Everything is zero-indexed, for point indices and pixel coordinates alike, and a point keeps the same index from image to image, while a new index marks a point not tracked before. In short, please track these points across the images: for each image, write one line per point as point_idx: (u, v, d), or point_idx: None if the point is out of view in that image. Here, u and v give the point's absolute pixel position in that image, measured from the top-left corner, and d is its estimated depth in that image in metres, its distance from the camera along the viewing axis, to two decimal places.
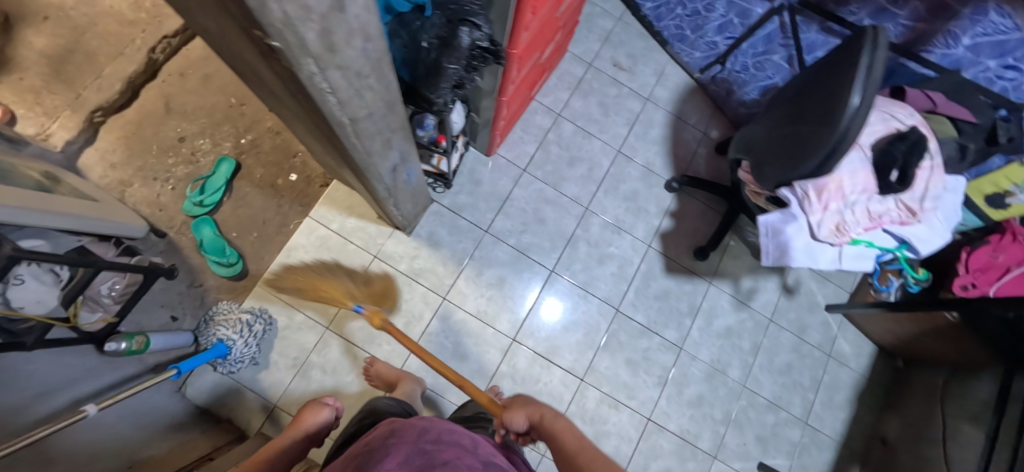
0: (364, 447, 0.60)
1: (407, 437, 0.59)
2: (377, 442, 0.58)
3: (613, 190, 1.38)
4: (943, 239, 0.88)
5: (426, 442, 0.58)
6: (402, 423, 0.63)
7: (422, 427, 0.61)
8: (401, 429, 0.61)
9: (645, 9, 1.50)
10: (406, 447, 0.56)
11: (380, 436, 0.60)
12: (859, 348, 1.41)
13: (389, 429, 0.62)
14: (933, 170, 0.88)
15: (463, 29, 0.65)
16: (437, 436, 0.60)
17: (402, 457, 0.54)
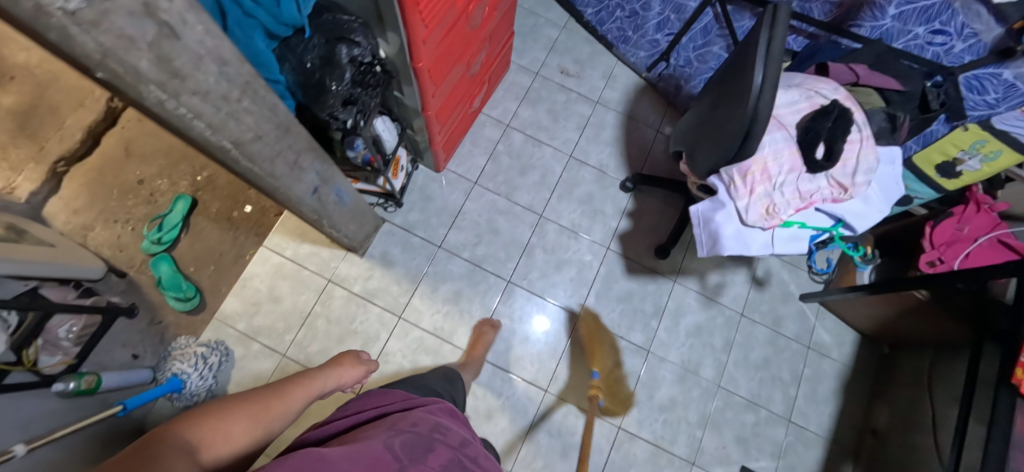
0: (400, 420, 0.54)
1: (449, 444, 0.54)
2: (417, 425, 0.53)
3: (568, 195, 1.37)
4: (881, 213, 0.84)
5: (467, 458, 0.54)
6: (444, 426, 0.58)
7: (463, 439, 0.58)
8: (444, 431, 0.56)
9: (587, 15, 1.51)
10: (449, 453, 0.51)
11: (424, 422, 0.55)
12: (840, 337, 1.35)
13: (428, 420, 0.57)
14: (863, 142, 0.85)
15: (340, 46, 0.67)
16: (474, 457, 0.55)
17: (445, 462, 0.49)
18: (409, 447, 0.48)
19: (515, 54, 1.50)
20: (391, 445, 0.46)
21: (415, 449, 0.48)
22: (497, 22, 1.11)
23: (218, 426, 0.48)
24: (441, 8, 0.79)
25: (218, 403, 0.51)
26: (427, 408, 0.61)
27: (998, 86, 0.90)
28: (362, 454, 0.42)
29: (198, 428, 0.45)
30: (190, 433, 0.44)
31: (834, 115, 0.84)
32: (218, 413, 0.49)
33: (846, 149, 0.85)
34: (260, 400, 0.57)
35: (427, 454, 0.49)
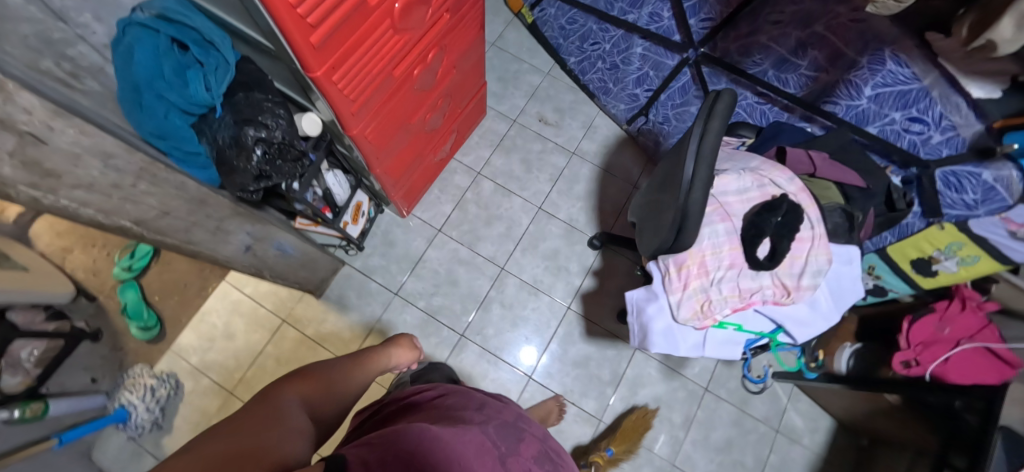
0: (490, 405, 0.64)
1: (535, 434, 0.64)
2: (504, 415, 0.63)
3: (533, 248, 1.35)
4: (826, 322, 0.79)
5: (550, 450, 0.62)
6: (524, 417, 0.67)
7: (542, 434, 0.66)
8: (527, 422, 0.66)
9: (571, 63, 1.49)
10: (535, 444, 0.61)
11: (509, 412, 0.65)
12: (814, 421, 1.26)
13: (512, 409, 0.67)
14: (817, 240, 0.78)
15: (246, 129, 0.69)
16: (554, 448, 0.65)
17: (534, 452, 0.59)
18: (503, 436, 0.57)
19: (494, 100, 1.50)
20: (488, 433, 0.55)
21: (510, 438, 0.58)
22: (457, 80, 1.13)
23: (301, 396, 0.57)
24: (370, 84, 0.80)
25: (294, 378, 0.61)
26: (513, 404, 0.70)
27: (977, 186, 0.81)
28: (471, 438, 0.52)
29: (288, 396, 0.55)
30: (284, 401, 0.53)
31: (781, 211, 0.78)
32: (297, 386, 0.59)
33: (795, 247, 0.79)
34: (333, 375, 0.66)
35: (518, 443, 0.58)
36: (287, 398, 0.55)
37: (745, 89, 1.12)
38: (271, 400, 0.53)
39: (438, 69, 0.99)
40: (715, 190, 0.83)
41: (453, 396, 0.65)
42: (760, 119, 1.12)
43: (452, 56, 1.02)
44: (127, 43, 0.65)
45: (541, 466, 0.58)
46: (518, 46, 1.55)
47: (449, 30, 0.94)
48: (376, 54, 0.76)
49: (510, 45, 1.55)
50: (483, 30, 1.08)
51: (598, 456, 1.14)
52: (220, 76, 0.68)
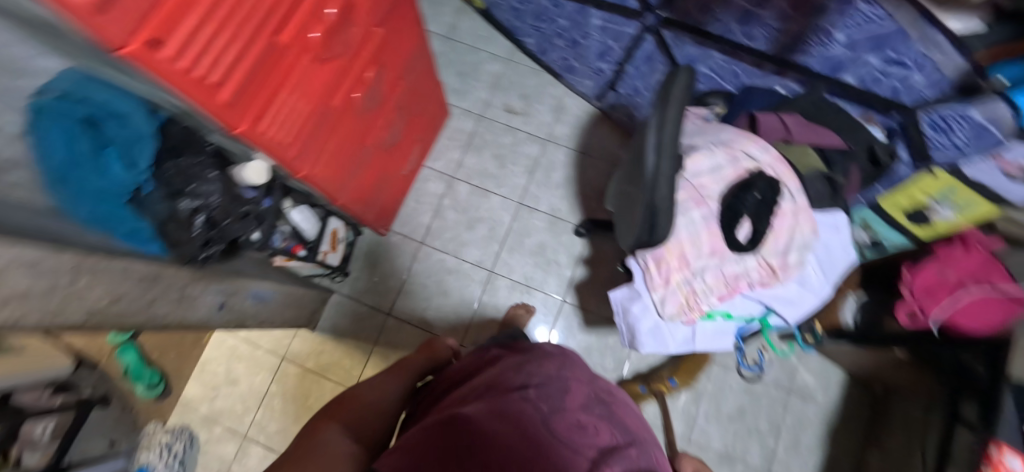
0: (530, 363, 0.61)
1: (581, 379, 0.61)
2: (547, 365, 0.61)
3: (519, 245, 1.33)
4: (814, 297, 0.76)
5: (600, 391, 0.60)
6: (568, 359, 0.65)
7: (591, 375, 0.64)
8: (570, 367, 0.63)
9: (529, 44, 1.42)
10: (583, 390, 0.58)
11: (551, 363, 0.62)
12: (826, 377, 1.24)
13: (555, 359, 0.64)
14: (800, 211, 0.75)
15: (181, 201, 0.72)
16: (606, 385, 0.63)
17: (580, 402, 0.55)
18: (547, 395, 0.54)
19: (457, 96, 1.44)
20: (529, 399, 0.52)
21: (554, 392, 0.55)
22: (408, 92, 1.08)
23: (344, 422, 0.62)
24: (307, 124, 0.76)
25: (334, 409, 0.65)
26: (567, 353, 0.68)
27: (967, 129, 0.72)
28: (502, 411, 0.48)
29: (329, 428, 0.58)
30: (323, 438, 0.55)
31: (758, 188, 0.76)
32: (342, 417, 0.63)
33: (778, 223, 0.75)
34: (364, 395, 0.69)
35: (564, 395, 0.55)
36: (326, 433, 0.57)
37: (713, 51, 1.05)
38: (307, 442, 0.55)
39: (382, 88, 0.94)
40: (687, 172, 0.77)
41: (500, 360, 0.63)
42: (731, 81, 1.08)
43: (396, 69, 0.97)
44: (37, 132, 0.53)
45: (592, 411, 0.55)
46: (472, 35, 1.48)
47: (383, 43, 0.88)
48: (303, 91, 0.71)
49: (463, 35, 1.48)
50: (424, 37, 1.04)
51: (661, 383, 1.20)
52: (143, 150, 0.67)
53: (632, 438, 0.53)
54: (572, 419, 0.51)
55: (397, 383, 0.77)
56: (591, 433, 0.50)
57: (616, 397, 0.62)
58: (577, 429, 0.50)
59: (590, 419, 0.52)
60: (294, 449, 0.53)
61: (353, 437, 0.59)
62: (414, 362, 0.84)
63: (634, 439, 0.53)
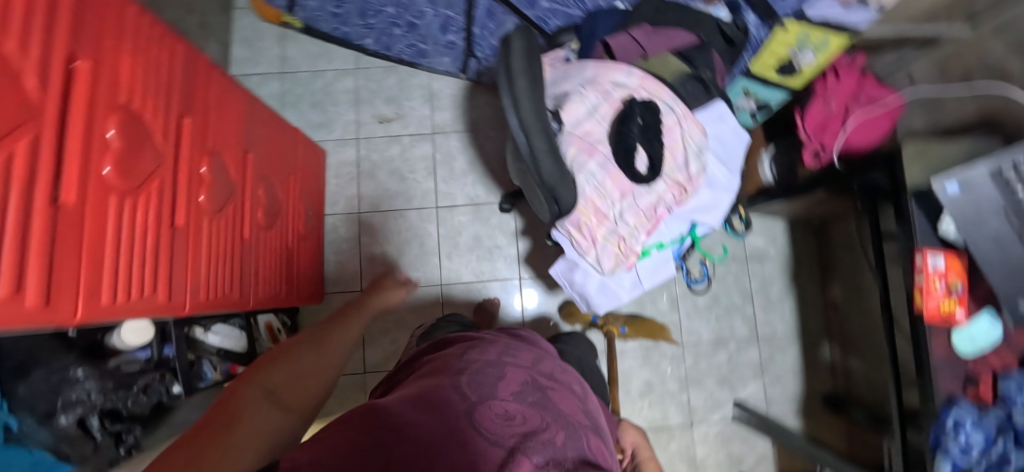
0: (472, 351, 0.59)
1: (521, 365, 0.57)
2: (486, 354, 0.57)
3: (455, 245, 1.29)
4: (727, 194, 0.79)
5: (540, 377, 0.55)
6: (514, 349, 0.62)
7: (536, 359, 0.62)
8: (513, 353, 0.60)
9: (369, 46, 1.30)
10: (522, 375, 0.53)
11: (493, 350, 0.59)
12: (772, 233, 1.32)
13: (498, 346, 0.61)
14: (686, 118, 0.75)
15: (56, 418, 0.63)
16: (548, 373, 0.58)
17: (517, 385, 0.51)
18: (477, 382, 0.49)
19: (324, 129, 1.33)
20: (456, 385, 0.48)
21: (487, 379, 0.50)
22: (262, 160, 0.96)
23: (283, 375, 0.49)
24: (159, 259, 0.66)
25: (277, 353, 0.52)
26: (527, 344, 0.68)
27: None
28: (425, 400, 0.44)
29: (266, 392, 0.45)
30: (254, 410, 0.42)
31: (638, 114, 0.74)
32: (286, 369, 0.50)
33: (669, 139, 0.75)
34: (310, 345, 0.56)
35: (497, 383, 0.50)
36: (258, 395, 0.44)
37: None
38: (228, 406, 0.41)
39: (230, 169, 0.83)
40: (568, 125, 0.74)
41: (445, 353, 0.61)
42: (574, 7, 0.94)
43: (235, 141, 0.86)
44: None
45: (525, 399, 0.48)
46: (307, 58, 1.35)
47: (203, 132, 0.75)
48: (146, 235, 0.60)
49: (297, 63, 1.34)
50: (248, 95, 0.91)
51: (612, 327, 1.21)
52: None
53: (565, 423, 0.47)
54: (499, 409, 0.45)
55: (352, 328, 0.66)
56: (517, 422, 0.43)
57: (558, 383, 0.56)
58: (504, 418, 0.43)
59: (520, 407, 0.46)
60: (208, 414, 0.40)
61: (291, 403, 0.46)
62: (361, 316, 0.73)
63: (568, 424, 0.47)
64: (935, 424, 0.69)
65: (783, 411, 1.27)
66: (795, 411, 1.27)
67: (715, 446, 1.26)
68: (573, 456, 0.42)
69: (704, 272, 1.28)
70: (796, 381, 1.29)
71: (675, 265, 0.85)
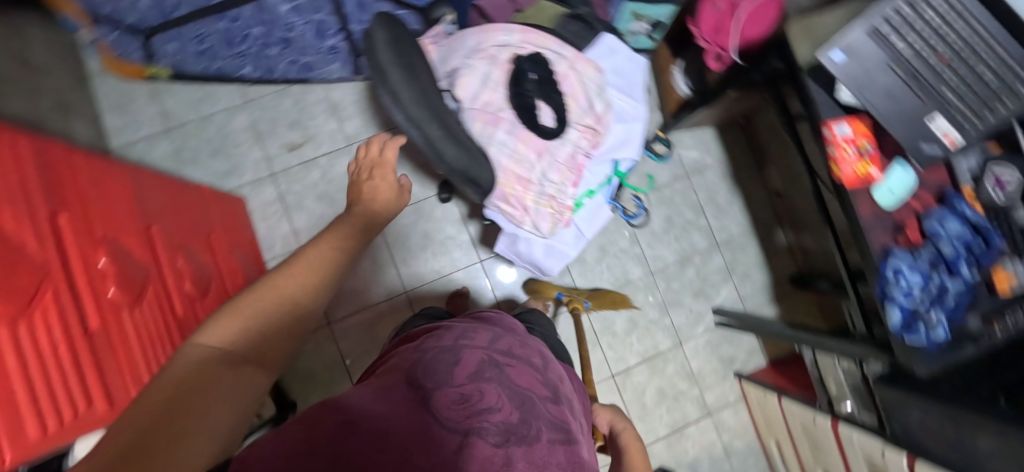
0: (431, 339, 0.60)
1: (478, 344, 0.58)
2: (444, 340, 0.58)
3: (408, 250, 1.26)
4: (639, 123, 0.80)
5: (497, 354, 0.56)
6: (474, 328, 0.63)
7: (494, 335, 0.63)
8: (472, 332, 0.61)
9: (250, 74, 1.22)
10: (478, 355, 0.54)
11: (450, 334, 0.60)
12: (703, 143, 1.37)
13: (455, 329, 0.62)
14: (578, 60, 0.75)
15: None
16: (507, 349, 0.59)
17: (474, 363, 0.52)
18: (432, 372, 0.50)
19: (234, 174, 1.25)
20: (413, 380, 0.49)
21: (443, 366, 0.51)
22: (169, 228, 0.89)
23: (227, 345, 0.40)
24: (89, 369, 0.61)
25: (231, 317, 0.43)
26: (488, 323, 0.70)
27: None
28: (382, 398, 0.45)
29: (213, 371, 0.37)
30: (198, 391, 0.34)
31: (530, 70, 0.72)
32: (235, 340, 0.41)
33: (568, 86, 0.75)
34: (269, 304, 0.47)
35: (453, 368, 0.51)
36: (202, 373, 0.36)
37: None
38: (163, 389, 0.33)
39: (135, 247, 0.78)
40: (465, 102, 0.71)
41: (407, 347, 0.61)
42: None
43: (132, 216, 0.80)
44: None
45: (481, 377, 0.50)
46: (189, 106, 1.25)
47: (87, 224, 0.68)
48: (61, 351, 0.55)
49: (181, 115, 1.25)
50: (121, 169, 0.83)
51: (577, 303, 1.22)
52: None
53: (523, 396, 0.50)
54: (454, 393, 0.46)
55: (329, 269, 0.56)
56: (472, 403, 0.45)
57: (516, 359, 0.57)
58: (460, 401, 0.45)
59: (477, 385, 0.48)
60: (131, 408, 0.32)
61: (247, 377, 0.39)
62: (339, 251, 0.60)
63: (525, 399, 0.49)
64: (878, 282, 0.72)
65: (757, 303, 1.34)
66: (768, 299, 1.34)
67: (707, 355, 1.33)
68: (527, 430, 0.45)
69: (638, 206, 1.32)
70: (762, 273, 1.35)
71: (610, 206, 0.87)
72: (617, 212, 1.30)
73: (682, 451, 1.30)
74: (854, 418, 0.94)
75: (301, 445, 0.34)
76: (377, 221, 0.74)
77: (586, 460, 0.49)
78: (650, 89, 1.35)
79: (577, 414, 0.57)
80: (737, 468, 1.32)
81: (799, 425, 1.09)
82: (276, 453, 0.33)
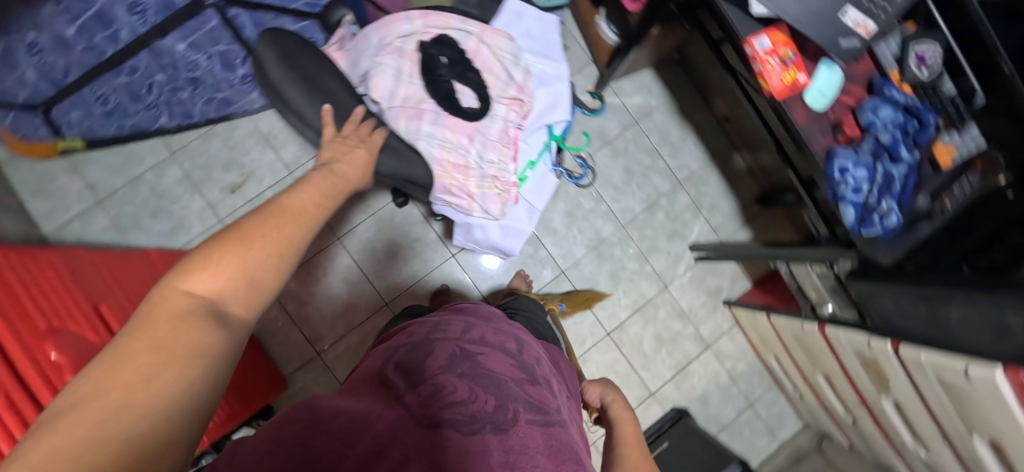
0: (405, 338, 0.60)
1: (450, 336, 0.57)
2: (415, 336, 0.59)
3: (379, 262, 1.26)
4: (562, 82, 0.81)
5: (469, 344, 0.56)
6: (445, 321, 0.64)
7: (465, 324, 0.63)
8: (444, 326, 0.61)
9: (169, 124, 1.17)
10: (450, 346, 0.55)
11: (422, 329, 0.60)
12: (644, 85, 1.35)
13: (428, 324, 0.62)
14: (485, 33, 0.75)
15: None
16: (479, 338, 0.59)
17: (446, 357, 0.52)
18: (405, 373, 0.50)
19: (181, 230, 1.21)
20: (388, 381, 0.50)
21: (415, 364, 0.51)
22: (121, 300, 0.87)
23: (214, 298, 0.38)
24: None
25: (223, 253, 0.39)
26: (462, 312, 0.70)
27: None
28: (359, 400, 0.45)
29: (199, 330, 0.34)
30: (177, 362, 0.31)
31: (440, 56, 0.73)
32: (224, 288, 0.38)
33: (482, 62, 0.75)
34: (269, 245, 0.42)
35: (425, 364, 0.51)
36: (185, 336, 0.33)
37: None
38: (139, 351, 0.30)
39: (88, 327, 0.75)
40: (385, 102, 0.71)
41: (388, 343, 0.62)
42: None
43: (76, 296, 0.77)
44: None
45: (454, 370, 0.50)
46: (117, 172, 1.20)
47: (26, 320, 0.65)
48: None
49: (111, 182, 1.20)
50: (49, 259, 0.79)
51: (552, 305, 1.21)
52: None
53: (497, 382, 0.49)
54: (428, 388, 0.46)
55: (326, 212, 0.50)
56: (445, 395, 0.45)
57: (489, 347, 0.57)
58: (429, 395, 0.45)
59: (449, 377, 0.48)
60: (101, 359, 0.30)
61: (227, 335, 0.36)
62: (335, 190, 0.54)
63: (500, 384, 0.49)
64: (828, 184, 0.72)
65: (730, 229, 1.36)
66: (740, 224, 1.36)
67: (693, 292, 1.35)
68: (503, 415, 0.45)
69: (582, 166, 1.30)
70: (728, 199, 1.37)
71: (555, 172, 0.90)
72: (564, 178, 1.29)
73: (690, 388, 1.33)
74: (837, 318, 0.96)
75: (270, 447, 0.35)
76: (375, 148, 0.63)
77: (564, 441, 0.48)
78: (578, 46, 1.33)
79: (558, 395, 0.57)
80: (745, 391, 1.36)
81: (790, 336, 1.12)
82: (242, 457, 0.34)
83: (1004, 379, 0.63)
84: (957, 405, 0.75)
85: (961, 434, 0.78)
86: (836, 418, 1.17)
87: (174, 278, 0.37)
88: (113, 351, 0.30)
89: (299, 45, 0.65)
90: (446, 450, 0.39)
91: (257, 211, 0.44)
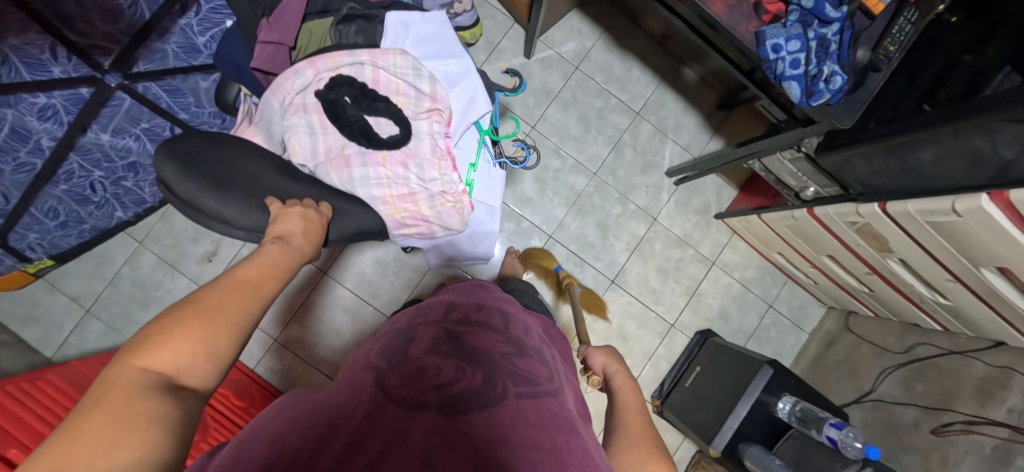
0: (387, 325, 0.57)
1: (430, 318, 0.54)
2: (399, 323, 0.55)
3: (372, 283, 1.26)
4: (471, 75, 0.80)
5: (453, 325, 0.53)
6: (426, 304, 0.60)
7: (448, 304, 0.59)
8: (426, 309, 0.57)
9: (125, 214, 1.17)
10: (431, 330, 0.52)
11: (405, 317, 0.56)
12: (574, 29, 1.32)
13: (408, 310, 0.59)
14: (377, 57, 0.73)
15: None
16: (463, 316, 0.55)
17: (428, 341, 0.49)
18: (387, 354, 0.48)
19: None
20: (371, 362, 0.46)
21: (395, 349, 0.48)
22: None
23: (177, 369, 0.34)
24: None
25: (188, 324, 0.36)
26: (443, 294, 0.65)
27: None
28: (343, 392, 0.42)
29: (164, 402, 0.31)
30: (141, 431, 0.28)
31: (342, 98, 0.71)
32: (190, 359, 0.35)
33: (386, 87, 0.74)
34: (234, 314, 0.40)
35: (408, 345, 0.48)
36: (148, 406, 0.30)
37: (159, 44, 0.87)
38: (98, 427, 0.27)
39: None
40: (311, 162, 0.72)
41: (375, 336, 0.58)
42: (196, 35, 0.91)
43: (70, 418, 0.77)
44: None
45: (438, 350, 0.48)
46: (95, 274, 1.21)
47: None
48: None
49: (93, 287, 1.21)
50: (44, 392, 0.79)
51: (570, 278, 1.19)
52: None
53: (484, 362, 0.47)
54: (410, 370, 0.44)
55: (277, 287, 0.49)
56: (429, 376, 0.43)
57: (475, 325, 0.54)
58: (413, 375, 0.43)
59: (432, 358, 0.46)
60: (52, 442, 0.26)
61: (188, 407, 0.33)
62: (288, 262, 0.54)
63: (486, 361, 0.47)
64: (765, 67, 0.70)
65: (701, 143, 1.34)
66: (709, 135, 1.34)
67: (683, 216, 1.34)
68: (492, 390, 0.44)
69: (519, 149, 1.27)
70: (690, 114, 1.34)
71: (498, 163, 0.93)
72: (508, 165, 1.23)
73: (707, 307, 1.33)
74: (822, 196, 0.95)
75: (235, 454, 0.33)
76: (305, 208, 0.63)
77: (557, 410, 0.46)
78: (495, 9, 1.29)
79: (552, 363, 0.55)
80: (761, 294, 1.36)
81: (785, 228, 1.11)
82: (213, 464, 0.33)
83: (989, 203, 0.62)
84: (956, 245, 0.74)
85: (965, 269, 0.77)
86: (854, 292, 1.16)
87: (133, 356, 0.33)
88: (67, 430, 0.27)
89: (204, 140, 0.62)
90: (428, 434, 0.37)
91: (218, 284, 0.42)
